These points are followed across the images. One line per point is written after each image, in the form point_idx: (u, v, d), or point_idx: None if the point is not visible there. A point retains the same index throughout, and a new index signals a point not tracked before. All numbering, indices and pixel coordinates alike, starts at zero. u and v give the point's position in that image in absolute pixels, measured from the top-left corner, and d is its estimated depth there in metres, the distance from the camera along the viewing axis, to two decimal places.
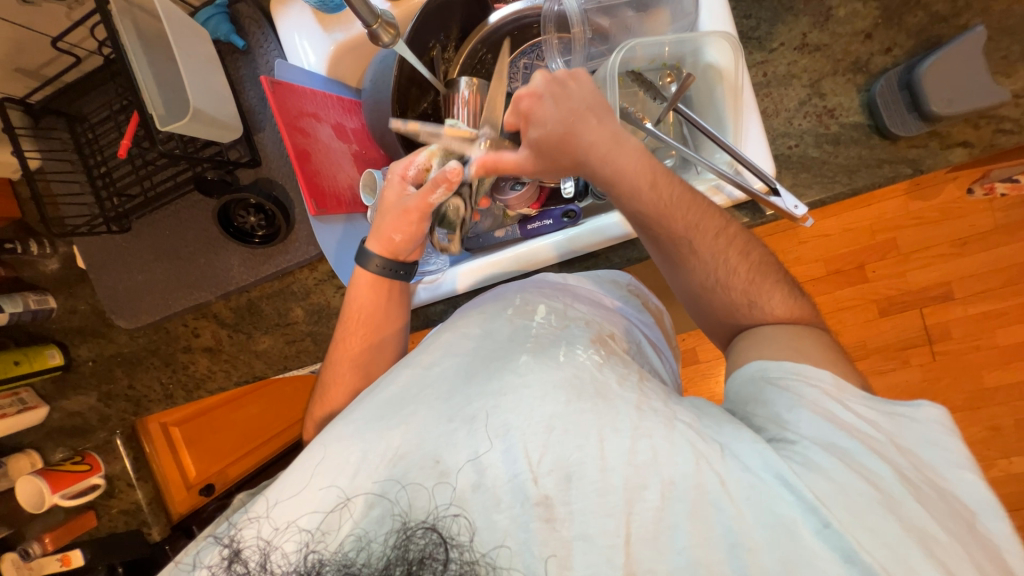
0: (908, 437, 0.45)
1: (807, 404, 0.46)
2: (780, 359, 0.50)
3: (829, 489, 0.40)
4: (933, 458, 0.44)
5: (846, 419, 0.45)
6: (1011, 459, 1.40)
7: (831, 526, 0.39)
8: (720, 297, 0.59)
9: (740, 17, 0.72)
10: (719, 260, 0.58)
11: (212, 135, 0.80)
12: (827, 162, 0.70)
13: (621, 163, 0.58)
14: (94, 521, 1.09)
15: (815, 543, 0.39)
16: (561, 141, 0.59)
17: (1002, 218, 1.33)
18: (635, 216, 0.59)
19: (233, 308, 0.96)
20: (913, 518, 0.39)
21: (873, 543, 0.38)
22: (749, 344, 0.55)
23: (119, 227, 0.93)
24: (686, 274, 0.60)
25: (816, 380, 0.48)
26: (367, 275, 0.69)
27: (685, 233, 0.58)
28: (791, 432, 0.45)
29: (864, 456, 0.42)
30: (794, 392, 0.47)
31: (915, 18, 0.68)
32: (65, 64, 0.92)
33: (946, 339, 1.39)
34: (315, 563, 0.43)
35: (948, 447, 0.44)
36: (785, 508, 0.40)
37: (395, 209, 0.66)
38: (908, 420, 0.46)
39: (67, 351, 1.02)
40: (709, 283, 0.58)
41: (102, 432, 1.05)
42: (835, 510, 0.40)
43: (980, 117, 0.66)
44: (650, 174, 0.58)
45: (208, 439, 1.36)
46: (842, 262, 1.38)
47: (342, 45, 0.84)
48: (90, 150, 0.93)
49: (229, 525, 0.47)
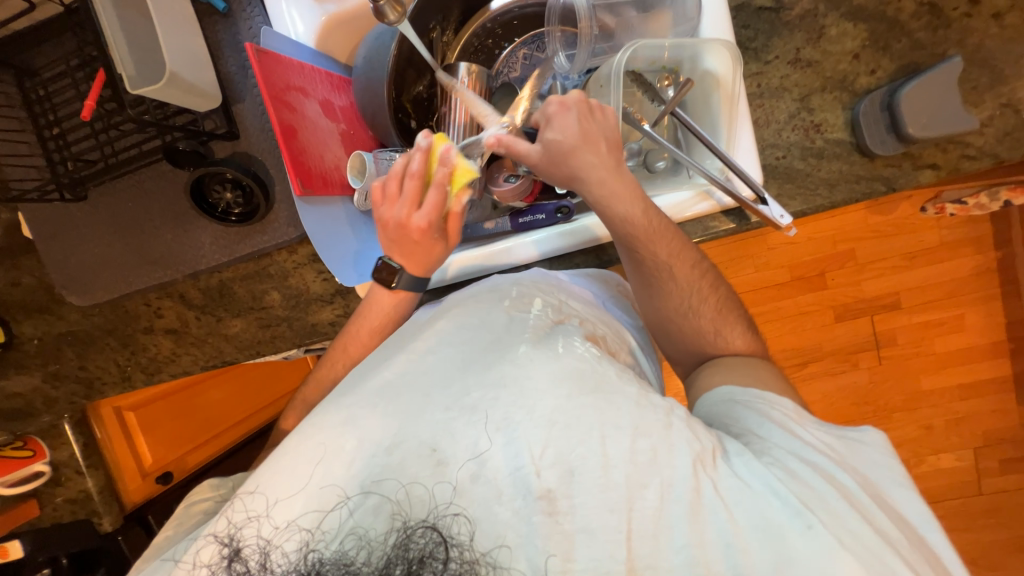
0: (858, 457, 0.47)
1: (775, 422, 0.49)
2: (748, 386, 0.54)
3: (813, 496, 0.43)
4: (880, 479, 0.47)
5: (811, 437, 0.48)
6: (939, 456, 1.54)
7: (816, 528, 0.41)
8: (688, 323, 0.62)
9: (739, 26, 0.73)
10: (694, 288, 0.61)
11: (188, 102, 0.74)
12: (811, 175, 0.73)
13: (623, 208, 0.58)
14: (36, 510, 1.00)
15: (803, 545, 0.41)
16: (577, 156, 0.57)
17: (947, 236, 1.44)
18: (625, 238, 0.60)
19: (202, 289, 0.90)
20: (880, 524, 0.42)
21: (854, 545, 0.41)
22: (714, 370, 0.59)
23: (73, 195, 0.85)
24: (664, 297, 0.62)
25: (780, 405, 0.51)
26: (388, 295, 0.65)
27: (666, 260, 0.60)
28: (765, 443, 0.48)
29: (833, 468, 0.45)
30: (762, 411, 0.51)
31: (899, 43, 0.72)
32: (15, 9, 0.83)
33: (891, 345, 1.50)
34: (315, 563, 0.42)
35: (891, 467, 0.47)
36: (773, 511, 0.42)
37: (424, 243, 0.61)
38: (858, 443, 0.49)
39: (9, 327, 0.93)
40: (683, 308, 0.62)
41: (46, 417, 0.98)
42: (818, 513, 0.42)
43: (948, 142, 0.70)
44: (649, 228, 0.59)
45: (165, 425, 1.27)
46: (805, 269, 1.47)
47: (334, 17, 0.80)
48: (41, 108, 0.84)
49: (225, 520, 0.45)
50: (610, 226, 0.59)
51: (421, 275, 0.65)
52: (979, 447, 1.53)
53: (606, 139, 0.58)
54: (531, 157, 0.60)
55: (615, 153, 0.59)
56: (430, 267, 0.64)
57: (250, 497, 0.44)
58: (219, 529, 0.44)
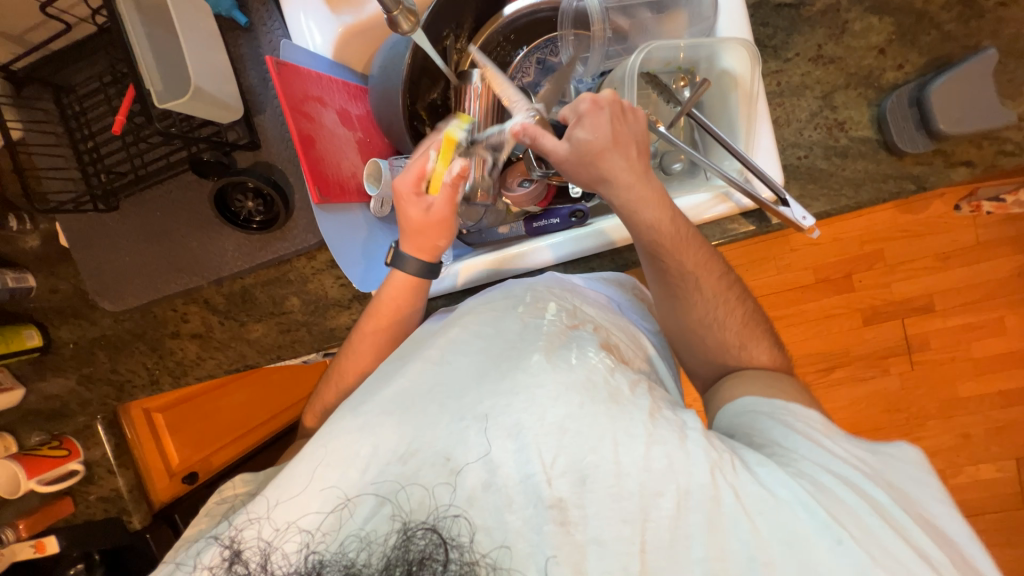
0: (895, 471, 0.46)
1: (801, 434, 0.47)
2: (773, 397, 0.52)
3: (840, 509, 0.41)
4: (918, 492, 0.45)
5: (840, 450, 0.47)
6: (978, 466, 1.46)
7: (845, 544, 0.40)
8: (712, 336, 0.60)
9: (757, 24, 0.72)
10: (718, 301, 0.60)
11: (211, 115, 0.77)
12: (834, 175, 0.70)
13: (650, 213, 0.58)
14: (71, 508, 1.05)
15: (830, 561, 0.40)
16: (610, 159, 0.57)
17: (984, 236, 1.37)
18: (648, 245, 0.59)
19: (225, 294, 0.93)
20: (916, 540, 0.41)
21: (886, 563, 0.39)
22: (734, 383, 0.57)
23: (105, 206, 0.89)
24: (687, 308, 0.60)
25: (805, 416, 0.49)
26: (400, 275, 0.67)
27: (693, 269, 0.59)
28: (792, 453, 0.46)
29: (864, 481, 0.44)
30: (785, 422, 0.49)
31: (928, 36, 0.69)
32: (53, 30, 0.87)
33: (925, 350, 1.44)
34: (315, 564, 0.42)
35: (931, 482, 0.46)
36: (799, 525, 0.41)
37: (427, 220, 0.64)
38: (893, 457, 0.47)
39: (47, 332, 0.98)
40: (706, 321, 0.60)
41: (82, 417, 1.02)
42: (848, 528, 0.41)
43: (983, 138, 0.67)
44: (674, 237, 0.58)
45: (192, 426, 1.31)
46: (831, 271, 1.42)
47: (350, 28, 0.81)
48: (77, 123, 0.89)
49: (230, 525, 0.46)
50: (635, 232, 0.59)
51: (429, 261, 0.67)
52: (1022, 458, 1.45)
53: (636, 143, 0.58)
54: (559, 156, 0.59)
55: (642, 156, 0.59)
56: (437, 253, 0.67)
57: (251, 501, 0.45)
58: (221, 533, 0.45)
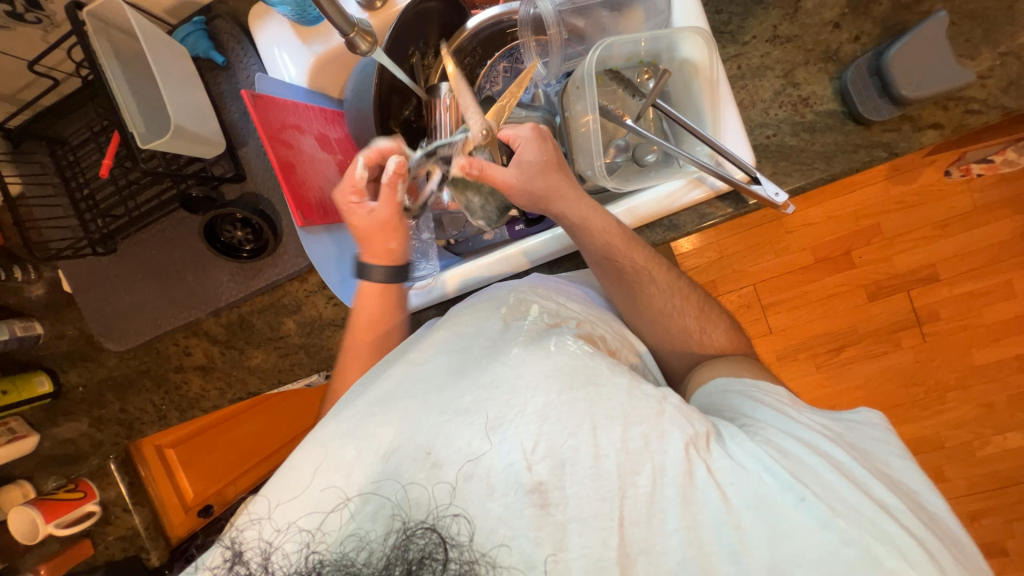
0: (857, 436, 0.48)
1: (766, 404, 0.51)
2: (741, 376, 0.56)
3: (806, 472, 0.43)
4: (879, 453, 0.47)
5: (803, 418, 0.49)
6: (1004, 435, 1.42)
7: (808, 500, 0.41)
8: (674, 323, 0.64)
9: (712, 13, 0.74)
10: (673, 291, 0.63)
11: (194, 151, 0.80)
12: (805, 150, 0.71)
13: (600, 221, 0.61)
14: (89, 550, 1.07)
15: (798, 518, 0.41)
16: (552, 175, 0.61)
17: (979, 199, 1.36)
18: (602, 251, 0.62)
19: (224, 324, 0.95)
20: (879, 496, 0.42)
21: (848, 514, 0.40)
22: (704, 367, 0.61)
23: (104, 249, 0.92)
24: (647, 301, 0.63)
25: (772, 390, 0.53)
26: (374, 287, 0.70)
27: (644, 267, 0.62)
28: (757, 420, 0.49)
29: (827, 445, 0.46)
30: (753, 395, 0.52)
31: (881, 6, 0.70)
32: (44, 87, 0.92)
33: (933, 320, 1.41)
34: (315, 564, 0.42)
35: (888, 443, 0.48)
36: (765, 486, 0.42)
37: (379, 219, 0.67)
38: (853, 422, 0.50)
39: (57, 377, 1.01)
40: (665, 309, 0.63)
41: (96, 459, 1.03)
42: (810, 486, 0.42)
43: (948, 100, 0.67)
44: (622, 239, 0.62)
45: (202, 460, 1.33)
46: (827, 249, 1.41)
47: (322, 57, 0.84)
48: (71, 172, 0.92)
49: (231, 526, 0.46)
50: (590, 243, 0.62)
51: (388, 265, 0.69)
52: None
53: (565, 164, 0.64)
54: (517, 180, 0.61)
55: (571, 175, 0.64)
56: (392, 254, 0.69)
57: (252, 502, 0.46)
58: (224, 536, 0.45)
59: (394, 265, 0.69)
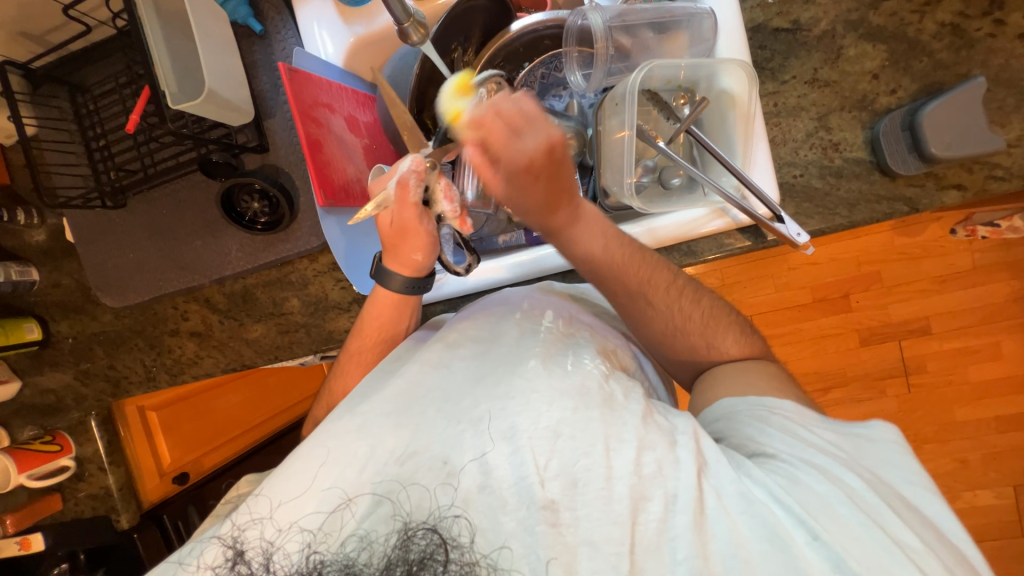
0: (869, 455, 0.48)
1: (777, 428, 0.50)
2: (745, 394, 0.54)
3: (817, 506, 0.43)
4: (897, 477, 0.47)
5: (815, 440, 0.49)
6: (976, 493, 1.45)
7: (820, 539, 0.42)
8: (680, 341, 0.61)
9: (755, 48, 0.75)
10: (674, 309, 0.60)
11: (223, 117, 0.79)
12: (829, 194, 0.72)
13: (586, 245, 0.58)
14: (59, 504, 1.03)
15: (809, 557, 0.41)
16: (535, 131, 0.49)
17: (979, 260, 1.38)
18: (589, 268, 0.60)
19: (227, 294, 0.94)
20: (892, 528, 0.42)
21: (860, 555, 0.41)
22: (710, 383, 0.59)
23: (113, 203, 0.90)
24: (646, 323, 0.61)
25: (780, 409, 0.52)
26: (388, 295, 0.68)
27: (640, 288, 0.59)
28: (769, 447, 0.48)
29: (841, 471, 0.46)
30: (762, 419, 0.51)
31: (920, 63, 0.71)
32: (74, 31, 0.90)
33: (921, 372, 1.44)
34: (316, 563, 0.43)
35: (905, 465, 0.48)
36: (777, 520, 0.43)
37: (399, 235, 0.65)
38: (867, 441, 0.50)
39: (47, 326, 0.99)
40: (667, 331, 0.61)
41: (75, 413, 1.02)
42: (822, 523, 0.42)
43: (975, 163, 0.69)
44: (620, 254, 0.59)
45: (184, 428, 1.30)
46: (827, 290, 1.43)
47: (362, 38, 0.84)
48: (90, 121, 0.91)
49: (230, 524, 0.46)
50: (581, 264, 0.60)
51: (414, 274, 0.68)
52: (1020, 485, 1.44)
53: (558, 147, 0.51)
54: (506, 150, 0.49)
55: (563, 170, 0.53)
56: (419, 265, 0.68)
57: (255, 500, 0.46)
58: (223, 532, 0.46)
59: (415, 276, 0.68)
